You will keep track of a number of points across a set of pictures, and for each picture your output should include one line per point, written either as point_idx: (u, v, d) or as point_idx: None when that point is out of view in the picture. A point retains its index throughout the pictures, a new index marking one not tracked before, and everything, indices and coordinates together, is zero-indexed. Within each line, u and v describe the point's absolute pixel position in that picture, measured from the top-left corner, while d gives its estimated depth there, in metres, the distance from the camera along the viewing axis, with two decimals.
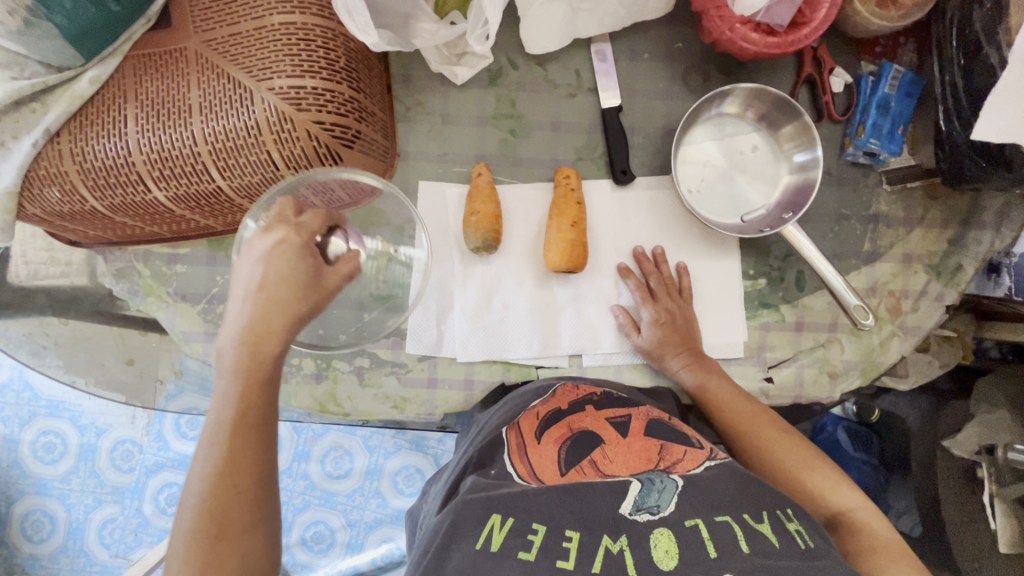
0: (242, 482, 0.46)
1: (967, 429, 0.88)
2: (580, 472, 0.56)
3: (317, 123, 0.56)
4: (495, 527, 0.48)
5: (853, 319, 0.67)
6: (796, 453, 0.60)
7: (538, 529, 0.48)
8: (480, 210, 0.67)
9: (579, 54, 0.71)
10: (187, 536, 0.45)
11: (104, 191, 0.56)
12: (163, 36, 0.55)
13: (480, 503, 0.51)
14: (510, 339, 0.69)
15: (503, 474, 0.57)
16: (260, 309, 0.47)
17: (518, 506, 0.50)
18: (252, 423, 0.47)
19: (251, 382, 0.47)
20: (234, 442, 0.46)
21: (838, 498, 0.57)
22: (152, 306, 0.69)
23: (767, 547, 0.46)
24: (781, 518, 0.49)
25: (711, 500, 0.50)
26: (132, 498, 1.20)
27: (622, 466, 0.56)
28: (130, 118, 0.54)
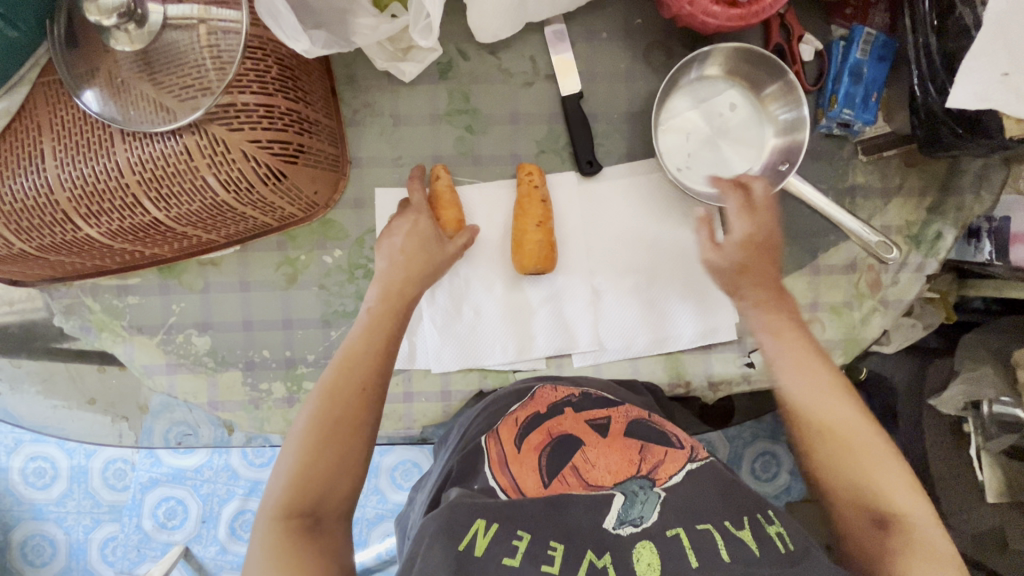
0: (367, 389, 0.51)
1: (951, 388, 0.86)
2: (565, 482, 0.54)
3: (252, 142, 0.52)
4: (480, 531, 0.46)
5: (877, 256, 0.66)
6: (868, 439, 0.53)
7: (522, 536, 0.47)
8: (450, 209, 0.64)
9: (533, 39, 0.67)
10: (312, 415, 0.49)
11: (30, 232, 0.52)
12: (69, 59, 0.50)
13: (463, 508, 0.48)
14: (485, 345, 0.67)
15: (484, 489, 0.53)
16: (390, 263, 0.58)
17: (502, 513, 0.49)
18: (386, 333, 0.54)
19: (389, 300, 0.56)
20: (367, 350, 0.53)
21: (906, 511, 0.49)
22: (108, 342, 0.66)
23: (746, 553, 0.45)
24: (761, 522, 0.48)
25: (691, 507, 0.49)
26: (130, 515, 1.20)
27: (605, 472, 0.54)
28: (46, 152, 0.50)
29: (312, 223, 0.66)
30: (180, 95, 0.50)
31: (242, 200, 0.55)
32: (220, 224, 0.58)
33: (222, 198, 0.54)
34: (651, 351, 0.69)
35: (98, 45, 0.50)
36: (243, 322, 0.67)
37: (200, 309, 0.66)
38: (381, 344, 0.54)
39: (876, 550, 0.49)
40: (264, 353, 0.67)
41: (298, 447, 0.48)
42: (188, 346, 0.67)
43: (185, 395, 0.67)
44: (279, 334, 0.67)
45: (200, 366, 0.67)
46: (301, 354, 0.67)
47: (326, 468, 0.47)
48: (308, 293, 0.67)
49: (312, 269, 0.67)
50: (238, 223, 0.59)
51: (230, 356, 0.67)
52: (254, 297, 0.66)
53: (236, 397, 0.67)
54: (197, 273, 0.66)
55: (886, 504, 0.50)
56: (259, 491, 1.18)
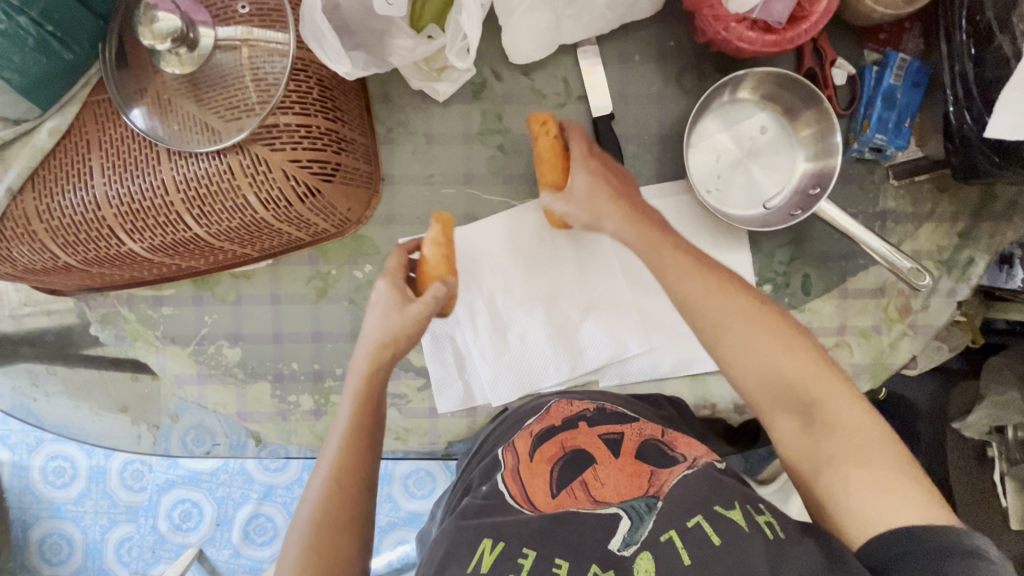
0: (353, 483, 0.51)
1: (977, 410, 0.87)
2: (573, 493, 0.55)
3: (292, 161, 0.52)
4: (486, 551, 0.49)
5: (908, 282, 0.65)
6: (773, 334, 0.48)
7: (528, 554, 0.48)
8: (429, 263, 0.60)
9: (566, 61, 0.67)
10: (309, 517, 0.50)
11: (76, 247, 0.53)
12: (119, 78, 0.51)
13: (472, 528, 0.51)
14: (512, 363, 0.67)
15: (495, 494, 0.56)
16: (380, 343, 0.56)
17: (508, 530, 0.50)
18: (370, 421, 0.54)
19: (391, 336, 0.55)
20: (370, 388, 0.55)
21: (831, 407, 0.46)
22: (142, 351, 0.68)
23: (736, 531, 0.45)
24: (751, 511, 0.47)
25: (682, 505, 0.48)
26: (146, 516, 1.21)
27: (613, 491, 0.55)
28: (95, 169, 0.51)
29: (343, 239, 0.67)
30: (225, 115, 0.51)
31: (280, 218, 0.56)
32: (257, 239, 0.59)
33: (261, 216, 0.55)
34: (678, 372, 0.68)
35: (148, 65, 0.51)
36: (273, 334, 0.68)
37: (231, 321, 0.67)
38: (360, 441, 0.53)
39: (809, 458, 0.47)
40: (293, 366, 0.68)
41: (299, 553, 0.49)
42: (218, 357, 0.68)
43: (214, 405, 0.68)
44: (308, 347, 0.68)
45: (229, 377, 0.68)
46: (329, 368, 0.68)
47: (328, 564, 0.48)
48: (337, 307, 0.67)
49: (343, 283, 0.67)
50: (275, 239, 0.60)
51: (259, 368, 0.68)
52: (284, 310, 0.67)
53: (263, 408, 0.68)
54: (230, 286, 0.67)
55: (807, 397, 0.47)
56: (273, 495, 1.18)
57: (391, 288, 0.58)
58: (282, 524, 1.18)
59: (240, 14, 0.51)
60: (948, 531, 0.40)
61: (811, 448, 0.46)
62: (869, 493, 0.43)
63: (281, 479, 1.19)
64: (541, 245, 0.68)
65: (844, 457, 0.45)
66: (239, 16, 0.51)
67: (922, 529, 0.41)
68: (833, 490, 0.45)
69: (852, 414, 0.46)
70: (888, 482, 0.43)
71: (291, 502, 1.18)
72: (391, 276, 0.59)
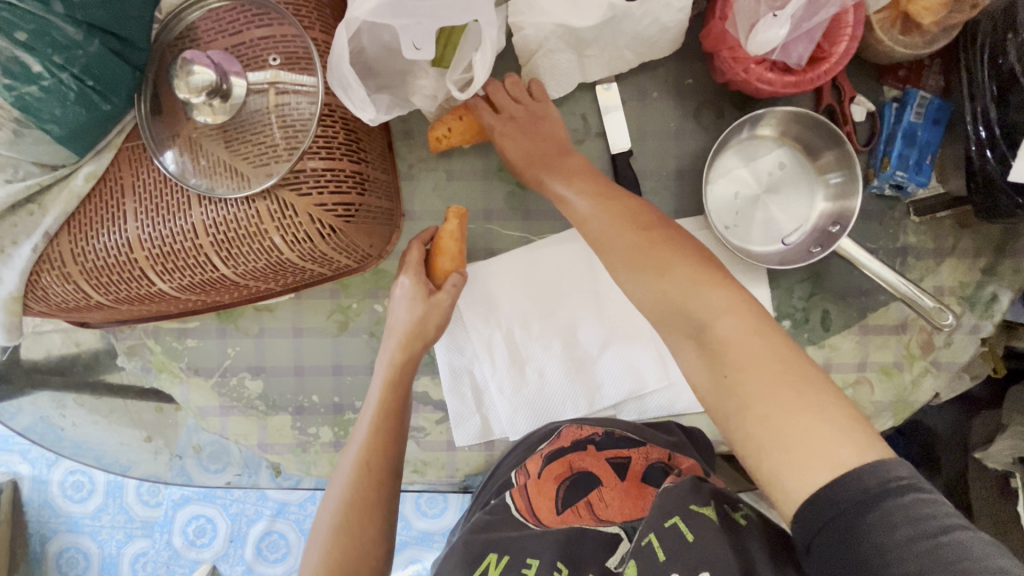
0: (381, 477, 0.55)
1: (999, 441, 0.84)
2: (577, 512, 0.58)
3: (318, 205, 0.53)
4: (493, 563, 0.53)
5: (933, 321, 0.63)
6: (654, 261, 0.52)
7: (531, 563, 0.51)
8: (444, 258, 0.63)
9: (585, 98, 0.68)
10: (337, 505, 0.54)
11: (107, 287, 0.55)
12: (153, 126, 0.53)
13: (479, 541, 0.55)
14: (530, 397, 0.68)
15: (502, 507, 0.60)
16: (412, 331, 0.61)
17: (514, 545, 0.54)
18: (397, 410, 0.59)
19: (408, 356, 0.61)
20: (379, 432, 0.57)
21: (720, 330, 0.47)
22: (166, 382, 0.69)
23: (708, 525, 0.47)
24: (727, 509, 0.50)
25: (663, 506, 0.49)
26: (161, 531, 1.22)
27: (617, 512, 0.58)
28: (129, 213, 0.53)
29: (364, 273, 0.67)
30: (254, 161, 0.52)
31: (305, 257, 0.57)
32: (280, 277, 0.60)
33: (286, 257, 0.56)
34: (696, 409, 0.68)
35: (180, 112, 0.52)
36: (294, 367, 0.68)
37: (254, 354, 0.68)
38: (390, 430, 0.57)
39: (718, 409, 0.47)
40: (313, 399, 0.69)
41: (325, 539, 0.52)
42: (240, 389, 0.69)
43: (236, 437, 0.69)
44: (328, 380, 0.68)
45: (251, 409, 0.69)
46: (349, 401, 0.68)
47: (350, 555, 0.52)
48: (358, 341, 0.68)
49: (363, 317, 0.68)
50: (298, 275, 0.61)
51: (280, 400, 0.69)
52: (306, 343, 0.68)
53: (284, 440, 0.69)
54: (253, 319, 0.68)
55: (698, 330, 0.48)
56: (286, 512, 1.19)
57: (414, 281, 0.62)
58: (295, 541, 1.19)
59: (271, 64, 0.52)
60: (853, 475, 0.39)
61: (712, 385, 0.47)
62: (776, 450, 0.42)
63: (294, 497, 1.20)
64: (559, 279, 0.68)
65: (745, 412, 0.44)
66: (269, 63, 0.53)
67: (833, 487, 0.39)
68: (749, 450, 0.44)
69: (738, 331, 0.46)
70: (785, 423, 0.42)
71: (304, 520, 1.19)
72: (413, 269, 0.63)
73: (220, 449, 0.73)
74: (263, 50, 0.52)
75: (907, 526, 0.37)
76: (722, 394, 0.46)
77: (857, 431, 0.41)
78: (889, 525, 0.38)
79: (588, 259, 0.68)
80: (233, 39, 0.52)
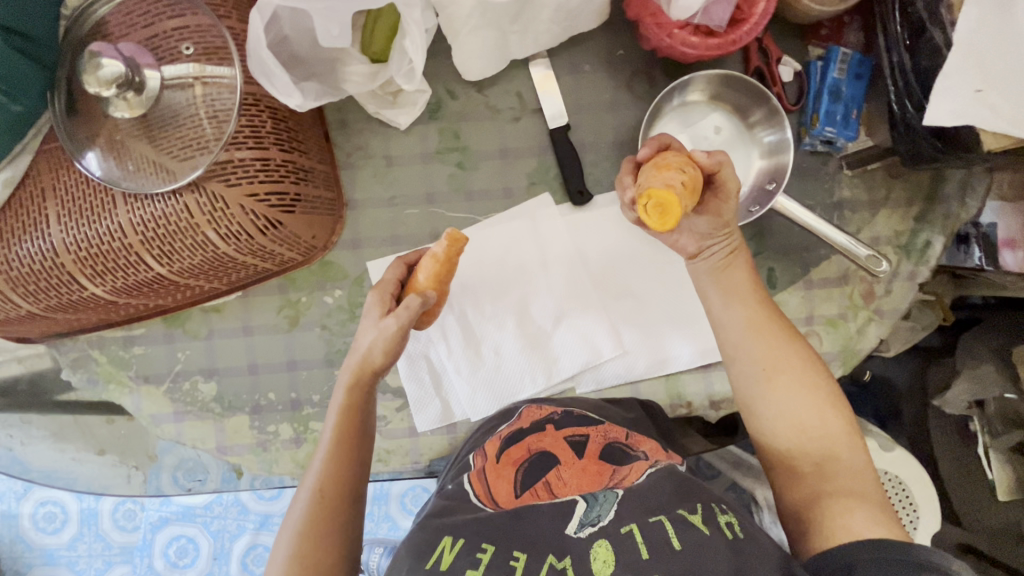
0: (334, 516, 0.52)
1: (955, 386, 0.90)
2: (535, 493, 0.56)
3: (250, 196, 0.53)
4: (446, 548, 0.49)
5: (867, 269, 0.67)
6: (805, 369, 0.53)
7: (486, 549, 0.49)
8: (420, 274, 0.59)
9: (518, 75, 0.68)
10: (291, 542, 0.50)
11: (37, 295, 0.54)
12: (70, 126, 0.52)
13: (433, 527, 0.52)
14: (489, 377, 0.68)
15: (459, 494, 0.57)
16: (362, 359, 0.55)
17: (467, 528, 0.51)
18: (351, 441, 0.55)
19: (359, 380, 0.55)
20: (335, 464, 0.53)
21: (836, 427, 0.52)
22: (115, 393, 0.67)
23: (697, 536, 0.47)
24: (714, 509, 0.50)
25: (646, 502, 0.50)
26: (141, 556, 1.19)
27: (574, 488, 0.55)
28: (51, 217, 0.51)
29: (311, 265, 0.67)
30: (178, 154, 0.51)
31: (242, 251, 0.56)
32: (222, 274, 0.59)
33: (223, 251, 0.55)
34: (653, 374, 0.69)
35: (98, 111, 0.51)
36: (247, 366, 0.68)
37: (205, 356, 0.67)
38: (345, 468, 0.53)
39: (809, 493, 0.51)
40: (270, 397, 0.68)
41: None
42: (194, 393, 0.67)
43: (192, 441, 0.68)
44: (283, 376, 0.68)
45: (207, 412, 0.68)
46: (306, 396, 0.68)
47: None
48: (310, 334, 0.68)
49: (314, 309, 0.68)
50: (241, 271, 0.60)
51: (236, 401, 0.68)
52: (257, 340, 0.67)
53: (243, 441, 0.68)
54: (200, 321, 0.67)
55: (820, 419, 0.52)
56: (270, 524, 1.16)
57: (378, 300, 0.58)
58: None
59: (186, 54, 0.52)
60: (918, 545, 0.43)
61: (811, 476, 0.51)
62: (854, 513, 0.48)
63: (277, 508, 1.16)
64: (508, 257, 0.68)
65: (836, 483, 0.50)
66: (186, 53, 0.52)
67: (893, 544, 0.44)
68: (825, 519, 0.49)
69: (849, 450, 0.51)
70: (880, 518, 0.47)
71: None
72: (382, 288, 0.59)
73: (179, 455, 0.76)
74: (177, 41, 0.52)
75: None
76: (822, 482, 0.50)
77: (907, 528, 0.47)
78: None
79: (535, 235, 0.69)
80: (146, 32, 0.52)
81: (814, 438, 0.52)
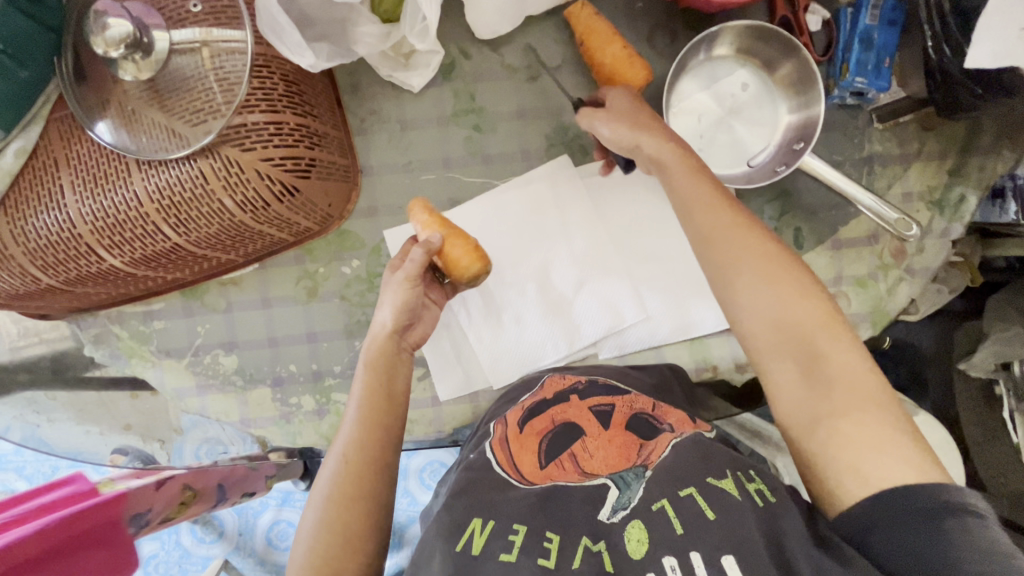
0: (365, 484, 0.51)
1: (983, 350, 0.87)
2: (560, 465, 0.55)
3: (265, 160, 0.51)
4: (476, 531, 0.49)
5: (896, 231, 0.65)
6: (786, 277, 0.49)
7: (518, 529, 0.48)
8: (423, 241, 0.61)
9: (534, 32, 0.66)
10: (320, 513, 0.50)
11: (55, 267, 0.53)
12: (79, 93, 0.51)
13: (462, 508, 0.51)
14: (510, 346, 0.67)
15: (481, 463, 0.56)
16: (395, 324, 0.56)
17: (498, 510, 0.50)
18: (380, 408, 0.54)
19: (381, 346, 0.56)
20: (361, 432, 0.53)
21: (838, 358, 0.46)
22: (138, 367, 0.67)
23: (727, 499, 0.46)
24: (742, 478, 0.48)
25: (675, 474, 0.49)
26: (169, 532, 1.22)
27: (601, 463, 0.54)
28: (66, 187, 0.50)
29: (327, 235, 0.66)
30: (190, 119, 0.50)
31: (259, 218, 0.55)
32: (239, 244, 0.58)
33: (239, 219, 0.54)
34: (676, 338, 0.68)
35: (106, 77, 0.50)
36: (268, 338, 0.67)
37: (225, 330, 0.67)
38: (372, 436, 0.53)
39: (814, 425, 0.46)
40: (291, 368, 0.67)
41: (306, 549, 0.49)
42: (216, 366, 0.67)
43: (217, 414, 0.68)
44: (303, 347, 0.67)
45: (229, 385, 0.68)
46: (328, 367, 0.67)
47: (329, 554, 0.48)
48: (330, 305, 0.67)
49: (333, 280, 0.67)
50: (258, 241, 0.60)
51: (258, 373, 0.67)
52: (277, 313, 0.67)
53: (266, 413, 0.68)
54: (218, 294, 0.67)
55: (814, 350, 0.47)
56: (292, 501, 1.17)
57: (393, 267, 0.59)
58: None
59: (194, 16, 0.50)
60: (939, 489, 0.40)
61: (811, 399, 0.46)
62: (867, 452, 0.43)
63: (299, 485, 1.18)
64: (529, 223, 0.67)
65: (843, 417, 0.44)
66: (193, 16, 0.50)
67: (920, 490, 0.40)
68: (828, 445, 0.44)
69: (856, 369, 0.46)
70: (886, 442, 0.43)
71: None
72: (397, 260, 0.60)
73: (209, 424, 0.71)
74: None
75: (985, 542, 0.38)
76: (822, 406, 0.45)
77: (931, 466, 0.41)
78: (967, 533, 0.39)
79: (555, 200, 0.67)
80: None
81: (812, 366, 0.46)
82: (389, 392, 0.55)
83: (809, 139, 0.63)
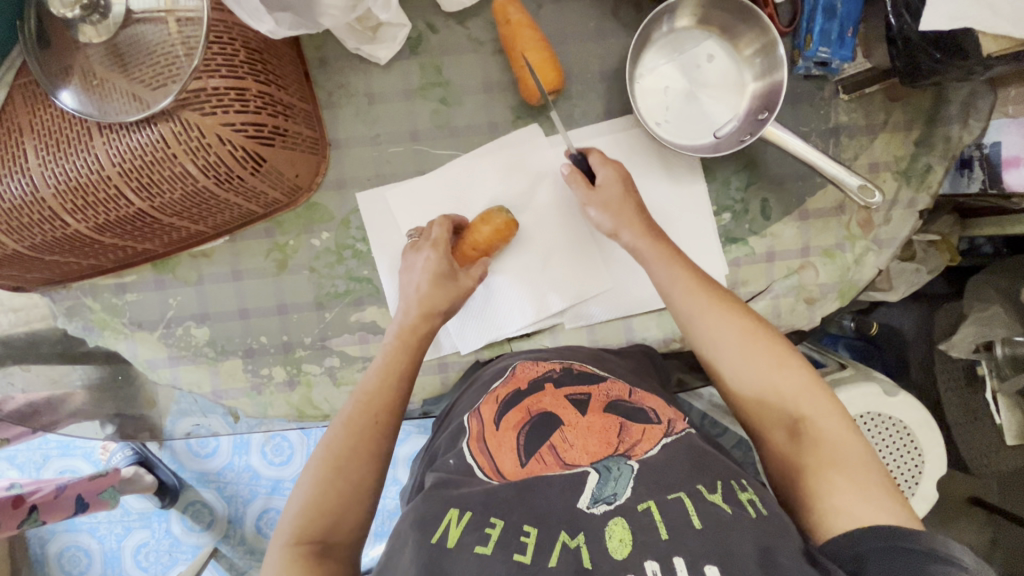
0: (355, 467, 0.51)
1: (962, 329, 0.87)
2: (540, 459, 0.52)
3: (226, 125, 0.52)
4: (453, 522, 0.46)
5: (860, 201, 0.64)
6: (771, 351, 0.54)
7: (495, 524, 0.46)
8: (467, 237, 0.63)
9: None
10: (307, 497, 0.49)
11: (21, 232, 0.54)
12: (43, 59, 0.52)
13: (438, 501, 0.49)
14: (479, 317, 0.68)
15: (462, 469, 0.53)
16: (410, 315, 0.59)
17: (475, 501, 0.48)
18: (382, 395, 0.55)
19: (394, 329, 0.58)
20: (364, 416, 0.53)
21: (823, 423, 0.50)
22: (111, 340, 0.68)
23: (714, 513, 0.44)
24: (733, 487, 0.48)
25: (664, 479, 0.47)
26: (159, 520, 1.21)
27: (581, 451, 0.52)
28: (30, 152, 0.52)
29: (297, 209, 0.67)
30: (149, 82, 0.51)
31: (224, 185, 0.56)
32: (206, 214, 0.59)
33: (203, 184, 0.54)
34: (644, 309, 0.68)
35: (69, 42, 0.52)
36: (239, 310, 0.68)
37: (196, 302, 0.68)
38: (373, 421, 0.53)
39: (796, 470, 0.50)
40: (262, 340, 0.68)
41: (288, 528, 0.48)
42: (188, 338, 0.68)
43: (189, 385, 0.69)
44: (274, 319, 0.68)
45: (201, 356, 0.68)
46: (298, 338, 0.68)
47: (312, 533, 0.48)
48: (300, 278, 0.68)
49: (303, 252, 0.67)
50: (226, 212, 0.61)
51: (229, 344, 0.68)
52: (248, 285, 0.68)
53: (237, 384, 0.69)
54: (190, 266, 0.67)
55: (798, 413, 0.51)
56: (281, 489, 1.16)
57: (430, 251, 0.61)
58: None
59: None
60: (917, 534, 0.41)
61: (798, 456, 0.50)
62: (850, 497, 0.46)
63: (287, 473, 1.17)
64: (497, 194, 0.67)
65: (825, 468, 0.48)
66: None
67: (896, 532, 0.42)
68: (815, 497, 0.47)
69: (840, 432, 0.49)
70: (867, 487, 0.46)
71: None
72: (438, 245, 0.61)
73: (193, 414, 0.73)
74: None
75: None
76: (806, 456, 0.49)
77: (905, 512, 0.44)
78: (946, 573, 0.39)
79: (523, 170, 0.67)
80: None
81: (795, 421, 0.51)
82: (399, 384, 0.56)
83: (772, 108, 0.64)
